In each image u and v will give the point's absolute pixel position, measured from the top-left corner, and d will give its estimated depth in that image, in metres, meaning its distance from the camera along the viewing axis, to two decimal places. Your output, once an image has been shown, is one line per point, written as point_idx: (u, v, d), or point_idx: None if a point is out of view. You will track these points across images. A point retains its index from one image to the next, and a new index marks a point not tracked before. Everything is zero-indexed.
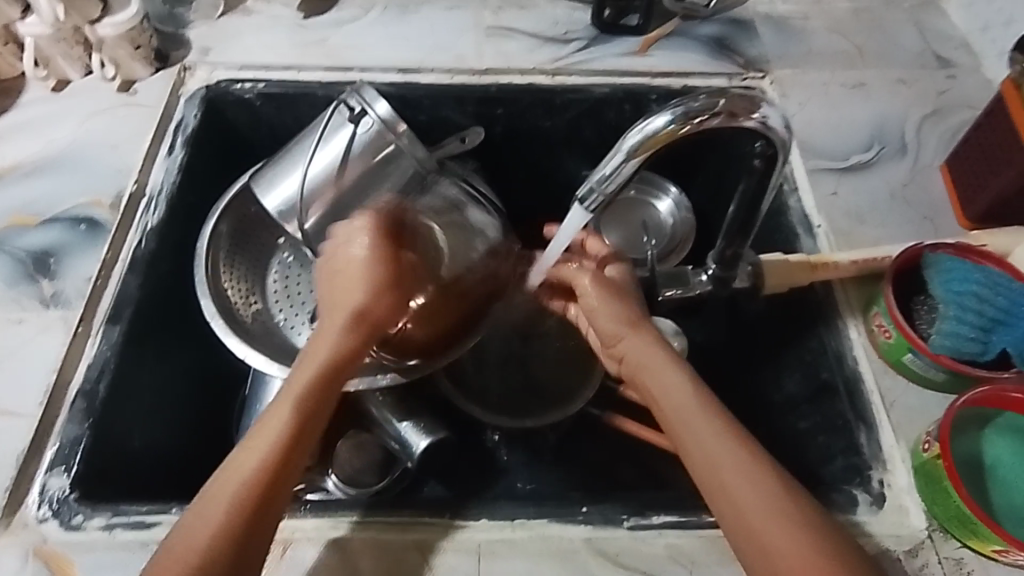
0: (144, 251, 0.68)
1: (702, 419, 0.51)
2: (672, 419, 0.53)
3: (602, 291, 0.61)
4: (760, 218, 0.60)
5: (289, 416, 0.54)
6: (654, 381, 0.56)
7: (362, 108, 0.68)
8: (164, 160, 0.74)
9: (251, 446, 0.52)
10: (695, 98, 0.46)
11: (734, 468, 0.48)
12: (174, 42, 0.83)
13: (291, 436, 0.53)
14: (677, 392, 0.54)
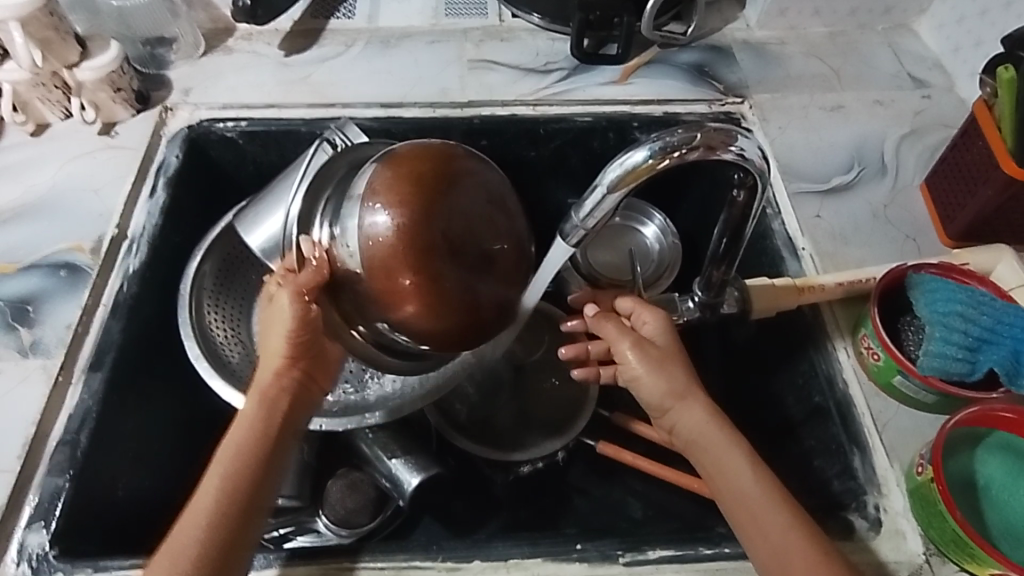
0: (127, 295, 0.67)
1: (751, 480, 0.51)
2: (745, 514, 0.50)
3: (649, 358, 0.56)
4: (743, 244, 0.61)
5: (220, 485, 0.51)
6: (713, 460, 0.53)
7: (345, 144, 0.70)
8: (147, 202, 0.74)
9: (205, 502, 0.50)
10: (673, 131, 0.46)
11: (814, 560, 0.47)
12: (156, 83, 0.83)
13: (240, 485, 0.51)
14: (738, 478, 0.51)
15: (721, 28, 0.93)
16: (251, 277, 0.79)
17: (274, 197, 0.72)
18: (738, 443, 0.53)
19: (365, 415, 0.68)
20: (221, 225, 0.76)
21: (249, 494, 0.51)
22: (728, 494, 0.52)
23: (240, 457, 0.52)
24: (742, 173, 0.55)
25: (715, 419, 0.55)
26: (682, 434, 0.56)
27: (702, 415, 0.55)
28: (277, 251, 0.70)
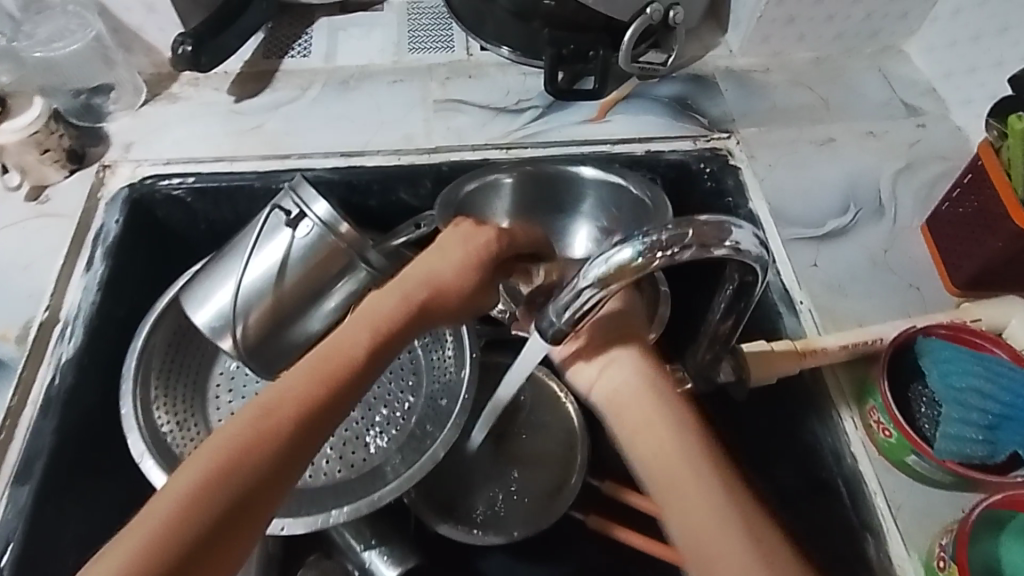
0: (59, 389, 0.60)
1: (691, 445, 0.45)
2: (670, 477, 0.44)
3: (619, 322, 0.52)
4: (754, 301, 0.51)
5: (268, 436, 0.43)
6: (648, 415, 0.47)
7: (300, 210, 0.64)
8: (83, 276, 0.67)
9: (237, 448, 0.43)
10: (662, 227, 0.41)
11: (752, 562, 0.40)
12: (93, 137, 0.76)
13: (291, 443, 0.44)
14: (670, 443, 0.45)
15: (703, 56, 0.88)
16: (202, 349, 0.73)
17: (226, 268, 0.66)
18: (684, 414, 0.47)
19: (331, 510, 0.63)
20: (164, 298, 0.68)
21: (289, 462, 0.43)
22: (651, 453, 0.45)
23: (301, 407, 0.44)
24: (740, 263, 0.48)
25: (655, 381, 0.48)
26: (611, 383, 0.49)
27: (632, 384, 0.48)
28: (227, 328, 0.65)
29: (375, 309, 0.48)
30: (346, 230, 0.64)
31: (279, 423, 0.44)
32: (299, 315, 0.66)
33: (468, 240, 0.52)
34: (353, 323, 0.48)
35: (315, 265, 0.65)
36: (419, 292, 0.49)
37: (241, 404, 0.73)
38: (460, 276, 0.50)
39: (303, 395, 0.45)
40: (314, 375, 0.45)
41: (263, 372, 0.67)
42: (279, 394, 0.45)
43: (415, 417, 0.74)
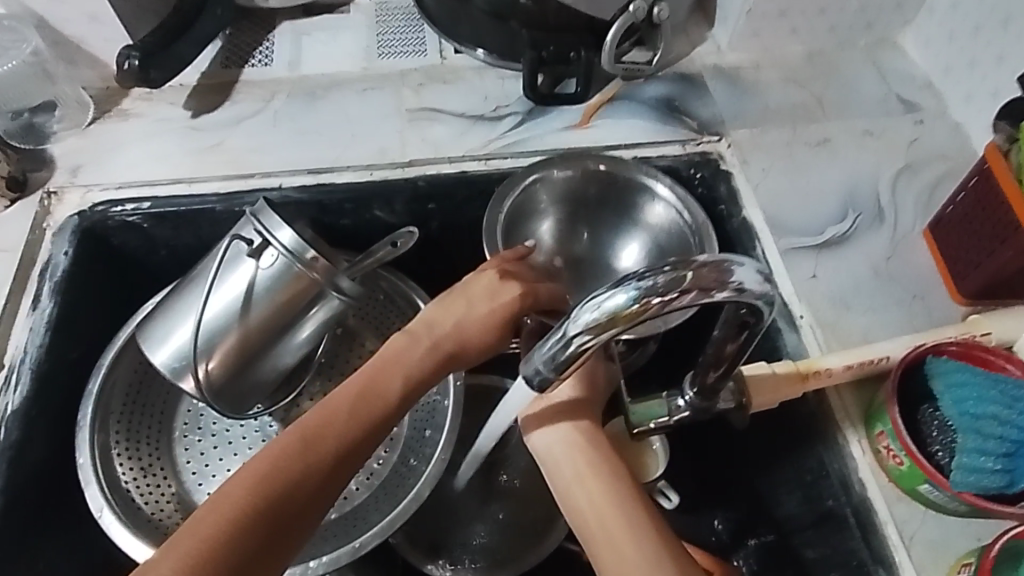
0: (4, 444, 0.56)
1: (624, 506, 0.48)
2: (601, 535, 0.47)
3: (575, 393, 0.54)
4: (759, 333, 0.48)
5: (305, 470, 0.44)
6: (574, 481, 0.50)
7: (263, 239, 0.59)
8: (29, 315, 0.62)
9: (277, 477, 0.43)
10: (656, 270, 0.37)
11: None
12: (35, 162, 0.70)
13: (327, 479, 0.45)
14: (601, 502, 0.48)
15: (690, 54, 0.83)
16: (165, 386, 0.68)
17: (187, 302, 0.61)
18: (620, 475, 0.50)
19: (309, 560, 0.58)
20: (123, 333, 0.64)
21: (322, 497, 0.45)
22: (584, 511, 0.48)
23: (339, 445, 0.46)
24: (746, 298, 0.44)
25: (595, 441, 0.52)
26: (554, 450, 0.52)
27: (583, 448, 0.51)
28: (189, 368, 0.60)
29: (399, 356, 0.50)
30: (313, 257, 0.59)
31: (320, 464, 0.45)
32: (269, 349, 0.61)
33: (493, 293, 0.54)
34: (387, 367, 0.50)
35: (281, 298, 0.59)
36: (449, 344, 0.52)
37: (210, 444, 0.68)
38: (483, 331, 0.53)
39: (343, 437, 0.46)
40: (354, 417, 0.47)
41: (229, 408, 0.63)
42: (318, 433, 0.46)
43: (398, 450, 0.69)
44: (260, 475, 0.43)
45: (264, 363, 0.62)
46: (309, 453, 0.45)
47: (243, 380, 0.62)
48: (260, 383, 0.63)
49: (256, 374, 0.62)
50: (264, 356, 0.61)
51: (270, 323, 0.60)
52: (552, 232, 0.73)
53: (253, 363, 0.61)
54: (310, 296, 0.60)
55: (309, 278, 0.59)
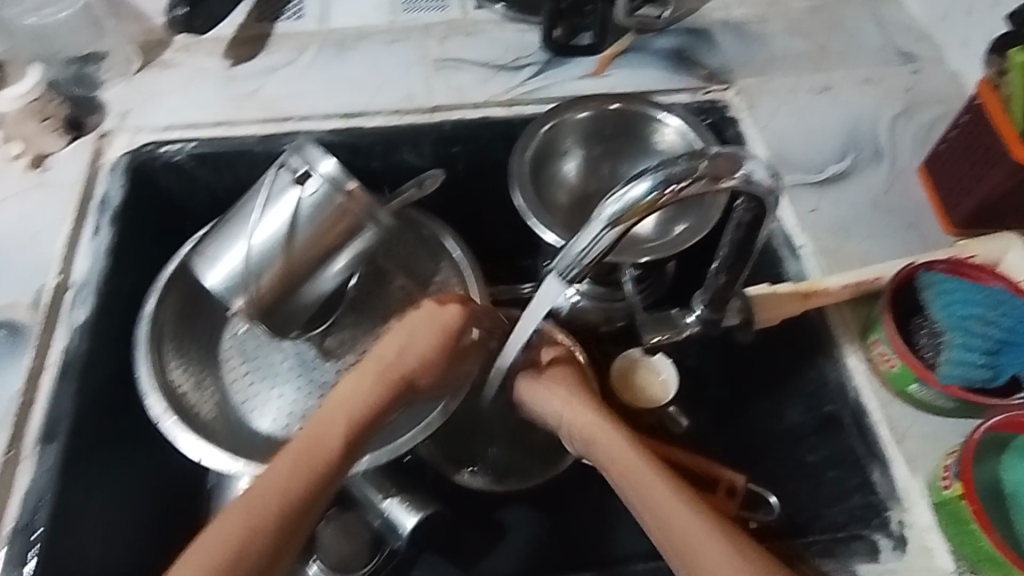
0: (76, 354, 0.61)
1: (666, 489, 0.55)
2: (660, 521, 0.54)
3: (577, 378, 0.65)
4: (756, 245, 0.55)
5: (271, 509, 0.53)
6: (632, 482, 0.57)
7: (306, 168, 0.64)
8: (90, 243, 0.67)
9: (245, 520, 0.52)
10: (674, 161, 0.43)
11: (715, 542, 0.51)
12: (89, 106, 0.74)
13: (289, 521, 0.53)
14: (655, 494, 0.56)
15: (700, 8, 0.87)
16: (212, 310, 0.73)
17: (237, 231, 0.66)
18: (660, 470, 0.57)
19: None
20: (173, 263, 0.69)
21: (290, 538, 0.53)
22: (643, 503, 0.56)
23: (296, 489, 0.54)
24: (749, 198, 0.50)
25: (636, 444, 0.59)
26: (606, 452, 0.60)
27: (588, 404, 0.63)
28: (240, 290, 0.66)
29: (343, 406, 0.59)
30: (354, 187, 0.64)
31: (272, 507, 0.53)
32: (311, 279, 0.66)
33: (432, 324, 0.62)
34: (331, 411, 0.59)
35: (321, 225, 0.64)
36: (390, 374, 0.61)
37: (253, 364, 0.74)
38: (421, 362, 0.62)
39: (296, 476, 0.55)
40: (303, 458, 0.56)
41: (276, 328, 0.68)
42: (271, 479, 0.55)
43: None
44: (228, 530, 0.52)
45: (306, 288, 0.67)
46: (271, 497, 0.53)
47: (287, 303, 0.67)
48: (303, 306, 0.68)
49: (299, 297, 0.67)
50: (305, 282, 0.66)
51: (311, 249, 0.65)
52: (577, 170, 0.77)
53: (295, 288, 0.66)
54: (349, 225, 0.65)
55: (348, 207, 0.64)
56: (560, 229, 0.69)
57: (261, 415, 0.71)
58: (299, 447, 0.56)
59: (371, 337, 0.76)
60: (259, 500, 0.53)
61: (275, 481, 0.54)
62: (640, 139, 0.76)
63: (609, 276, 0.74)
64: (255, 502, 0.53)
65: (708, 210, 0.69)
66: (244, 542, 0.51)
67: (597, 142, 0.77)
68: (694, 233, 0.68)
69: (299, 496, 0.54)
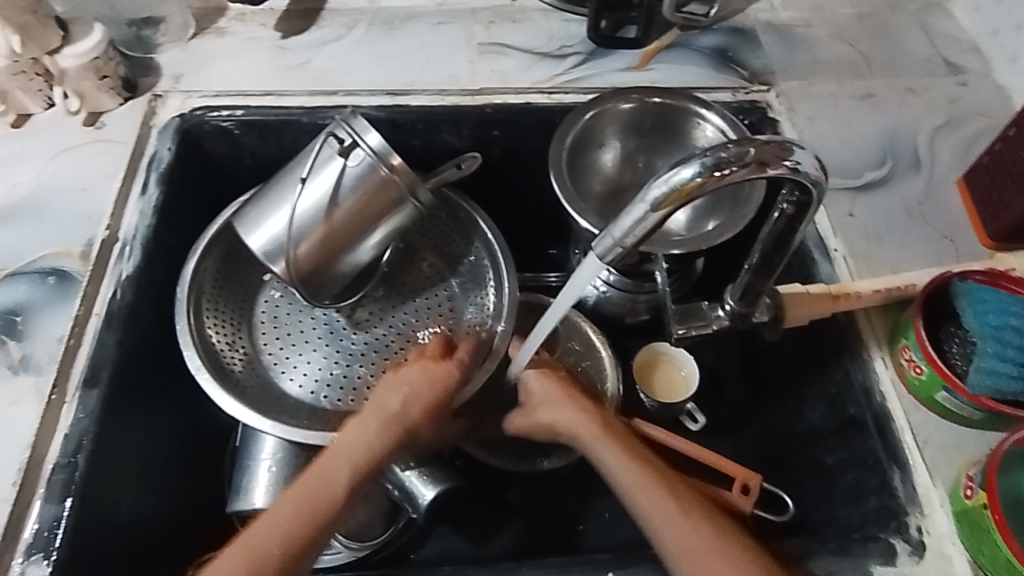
0: (120, 304, 0.63)
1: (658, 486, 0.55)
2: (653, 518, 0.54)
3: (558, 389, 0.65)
4: (794, 241, 0.54)
5: (277, 550, 0.52)
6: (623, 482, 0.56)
7: (352, 139, 0.64)
8: (138, 200, 0.69)
9: (249, 560, 0.52)
10: (722, 147, 0.44)
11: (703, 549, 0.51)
12: (143, 68, 0.77)
13: (292, 560, 0.53)
14: (645, 490, 0.55)
15: (746, 9, 0.87)
16: (249, 272, 0.75)
17: (280, 195, 0.68)
18: (652, 470, 0.57)
19: None
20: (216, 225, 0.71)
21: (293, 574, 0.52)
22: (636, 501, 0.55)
23: (298, 529, 0.53)
24: (790, 191, 0.50)
25: (631, 449, 0.59)
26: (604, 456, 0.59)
27: (558, 394, 0.65)
28: (279, 254, 0.67)
29: (347, 444, 0.59)
30: (400, 164, 0.65)
31: (271, 559, 0.52)
32: (351, 250, 0.68)
33: (429, 372, 0.63)
34: (331, 457, 0.58)
35: (363, 197, 0.66)
36: (392, 425, 0.61)
37: (286, 326, 0.75)
38: (420, 407, 0.62)
39: (292, 522, 0.54)
40: (301, 508, 0.54)
41: (312, 295, 0.70)
42: (269, 529, 0.53)
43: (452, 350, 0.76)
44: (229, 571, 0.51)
45: (343, 257, 0.68)
46: (274, 538, 0.53)
47: (324, 271, 0.69)
48: (338, 274, 0.70)
49: (336, 266, 0.69)
50: (342, 251, 0.68)
51: (351, 219, 0.66)
52: (614, 160, 0.78)
53: (333, 257, 0.68)
54: (390, 199, 0.66)
55: (390, 183, 0.65)
56: (593, 216, 0.68)
57: (289, 376, 0.72)
58: (300, 488, 0.56)
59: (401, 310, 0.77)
60: (262, 540, 0.53)
61: (277, 522, 0.54)
62: (679, 136, 0.77)
63: (640, 267, 0.73)
64: (258, 542, 0.52)
65: (742, 208, 0.67)
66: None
67: (638, 135, 0.78)
68: (727, 229, 0.65)
69: (298, 544, 0.53)
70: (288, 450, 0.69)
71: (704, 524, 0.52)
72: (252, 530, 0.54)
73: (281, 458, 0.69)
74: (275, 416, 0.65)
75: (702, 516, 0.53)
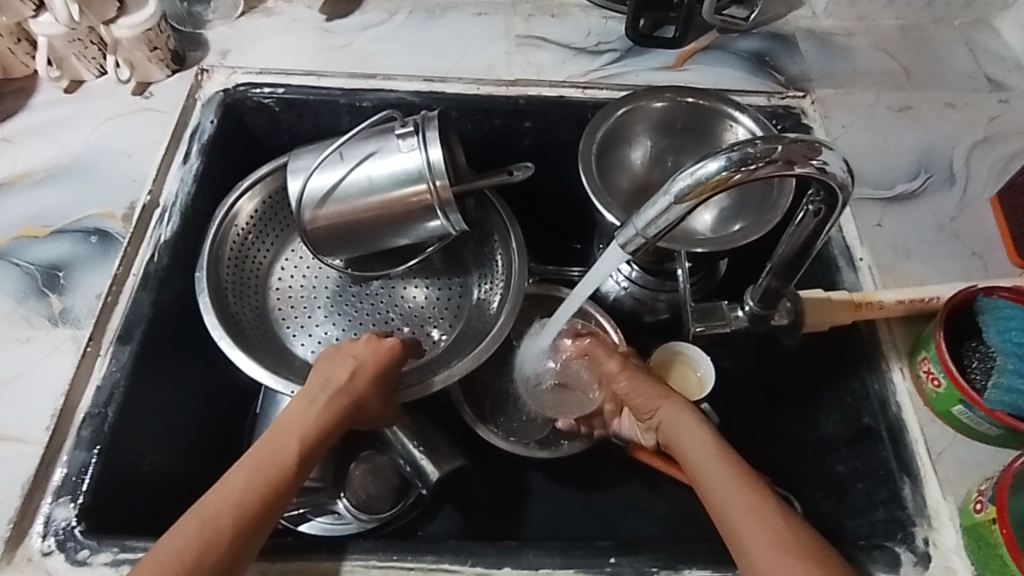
0: (157, 266, 0.66)
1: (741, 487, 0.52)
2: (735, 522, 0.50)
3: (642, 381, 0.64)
4: (816, 245, 0.54)
5: (228, 522, 0.50)
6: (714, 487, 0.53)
7: (416, 141, 0.68)
8: (179, 168, 0.72)
9: (202, 529, 0.49)
10: (750, 143, 0.44)
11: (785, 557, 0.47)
12: (193, 43, 0.80)
13: (246, 530, 0.50)
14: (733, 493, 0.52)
15: (787, 15, 0.87)
16: (262, 250, 0.77)
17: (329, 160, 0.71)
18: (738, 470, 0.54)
19: None
20: (237, 196, 0.73)
21: (247, 545, 0.50)
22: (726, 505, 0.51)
23: (252, 498, 0.51)
24: (815, 194, 0.50)
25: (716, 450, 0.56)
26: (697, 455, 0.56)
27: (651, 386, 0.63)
28: (308, 204, 0.71)
29: (294, 417, 0.58)
30: (442, 183, 0.68)
31: (223, 530, 0.49)
32: (377, 238, 0.72)
33: (373, 352, 0.64)
34: (281, 431, 0.56)
35: (400, 197, 0.69)
36: (341, 397, 0.60)
37: (301, 300, 0.77)
38: (367, 383, 0.62)
39: (243, 493, 0.51)
40: (251, 479, 0.52)
41: (318, 250, 0.73)
42: (216, 503, 0.51)
43: (462, 322, 0.78)
44: (175, 548, 0.48)
45: (360, 237, 0.72)
46: (226, 510, 0.50)
47: (338, 240, 0.72)
48: (350, 248, 0.73)
49: (351, 242, 0.73)
50: (363, 233, 0.72)
51: (382, 211, 0.70)
52: (643, 159, 0.79)
53: (350, 233, 0.72)
54: (426, 206, 0.69)
55: (429, 196, 0.69)
56: (619, 211, 0.69)
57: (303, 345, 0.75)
58: (245, 461, 0.54)
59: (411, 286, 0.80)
60: (212, 514, 0.50)
61: (226, 495, 0.51)
62: (710, 138, 0.77)
63: (662, 265, 0.74)
64: (208, 516, 0.50)
65: (768, 212, 0.67)
66: (194, 562, 0.47)
67: (669, 134, 0.78)
68: (751, 232, 0.65)
69: (250, 513, 0.51)
70: None
71: (807, 548, 0.48)
72: (200, 505, 0.51)
73: None
74: (285, 373, 0.66)
75: (792, 522, 0.49)
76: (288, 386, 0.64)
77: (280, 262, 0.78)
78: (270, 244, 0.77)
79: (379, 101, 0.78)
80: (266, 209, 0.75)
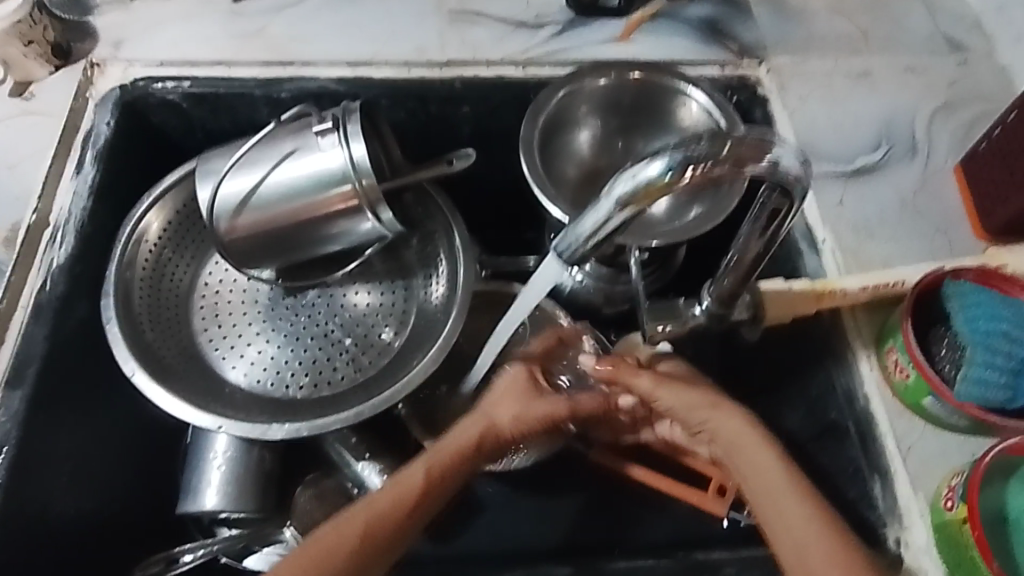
0: (50, 295, 0.59)
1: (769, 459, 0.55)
2: (767, 495, 0.53)
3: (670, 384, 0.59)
4: (773, 240, 0.50)
5: (361, 545, 0.51)
6: (744, 463, 0.55)
7: (338, 139, 0.61)
8: (72, 179, 0.64)
9: (341, 538, 0.50)
10: (696, 141, 0.40)
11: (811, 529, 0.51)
12: (80, 33, 0.71)
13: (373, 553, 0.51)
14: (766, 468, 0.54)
15: None
16: (181, 266, 0.69)
17: (241, 163, 0.63)
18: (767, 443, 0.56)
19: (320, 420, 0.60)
20: (144, 207, 0.66)
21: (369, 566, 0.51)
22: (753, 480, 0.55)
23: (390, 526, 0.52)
24: (768, 191, 0.46)
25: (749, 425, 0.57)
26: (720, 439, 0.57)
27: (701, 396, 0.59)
28: (219, 214, 0.63)
29: (454, 450, 0.56)
30: (369, 182, 0.62)
31: (355, 547, 0.51)
32: (305, 246, 0.66)
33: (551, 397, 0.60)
34: (441, 460, 0.56)
35: (324, 197, 0.62)
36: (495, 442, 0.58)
37: (229, 317, 0.71)
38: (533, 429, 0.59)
39: (389, 517, 0.52)
40: (395, 508, 0.53)
41: (241, 264, 0.66)
42: (361, 518, 0.52)
43: (409, 326, 0.72)
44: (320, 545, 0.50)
45: (286, 245, 0.65)
46: (363, 533, 0.51)
47: (262, 250, 0.65)
48: (276, 258, 0.66)
49: (277, 252, 0.66)
50: (290, 243, 0.65)
51: (306, 216, 0.63)
52: (590, 142, 0.72)
53: (276, 243, 0.65)
54: (354, 206, 0.63)
55: (357, 195, 0.62)
56: (564, 204, 0.63)
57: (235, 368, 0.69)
58: (403, 481, 0.54)
59: (351, 290, 0.74)
60: (352, 530, 0.51)
61: (369, 513, 0.52)
62: (662, 116, 0.71)
63: (616, 257, 0.69)
64: (349, 530, 0.51)
65: (724, 197, 0.62)
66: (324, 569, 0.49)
67: (618, 113, 0.72)
68: (705, 221, 0.60)
69: (383, 538, 0.52)
70: (239, 448, 0.64)
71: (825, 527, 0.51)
72: (351, 512, 0.52)
73: (232, 457, 0.64)
74: (210, 407, 0.61)
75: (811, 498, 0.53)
76: (214, 422, 0.59)
77: (203, 277, 0.71)
78: (189, 260, 0.70)
79: (299, 91, 0.71)
80: (179, 222, 0.68)
